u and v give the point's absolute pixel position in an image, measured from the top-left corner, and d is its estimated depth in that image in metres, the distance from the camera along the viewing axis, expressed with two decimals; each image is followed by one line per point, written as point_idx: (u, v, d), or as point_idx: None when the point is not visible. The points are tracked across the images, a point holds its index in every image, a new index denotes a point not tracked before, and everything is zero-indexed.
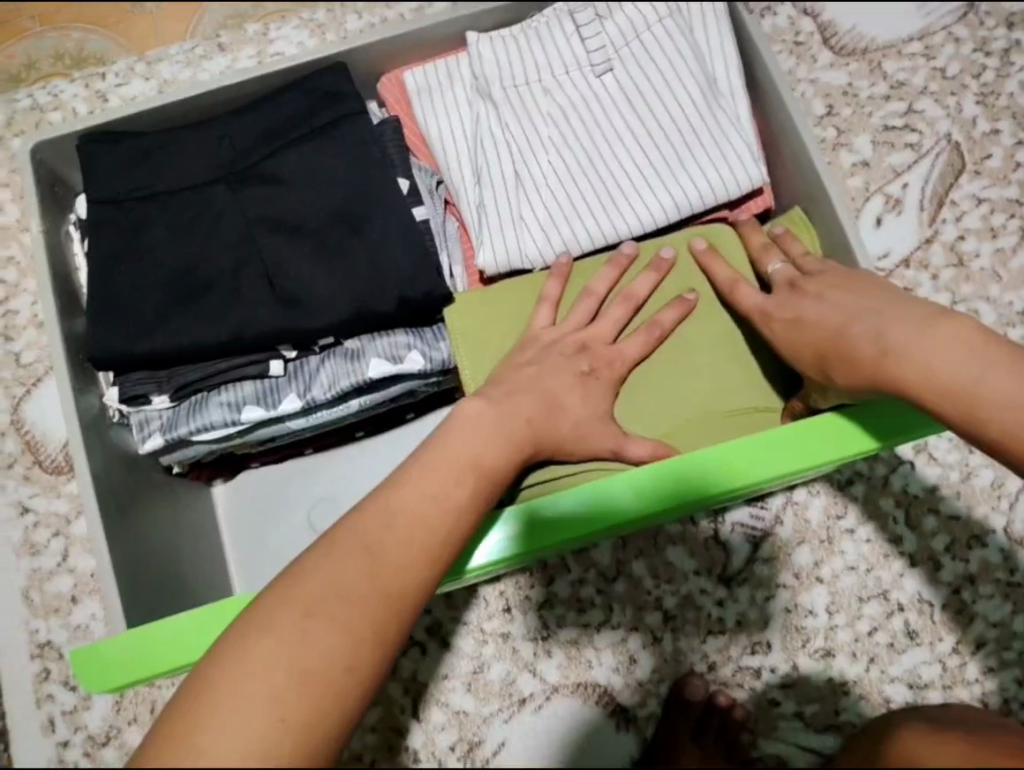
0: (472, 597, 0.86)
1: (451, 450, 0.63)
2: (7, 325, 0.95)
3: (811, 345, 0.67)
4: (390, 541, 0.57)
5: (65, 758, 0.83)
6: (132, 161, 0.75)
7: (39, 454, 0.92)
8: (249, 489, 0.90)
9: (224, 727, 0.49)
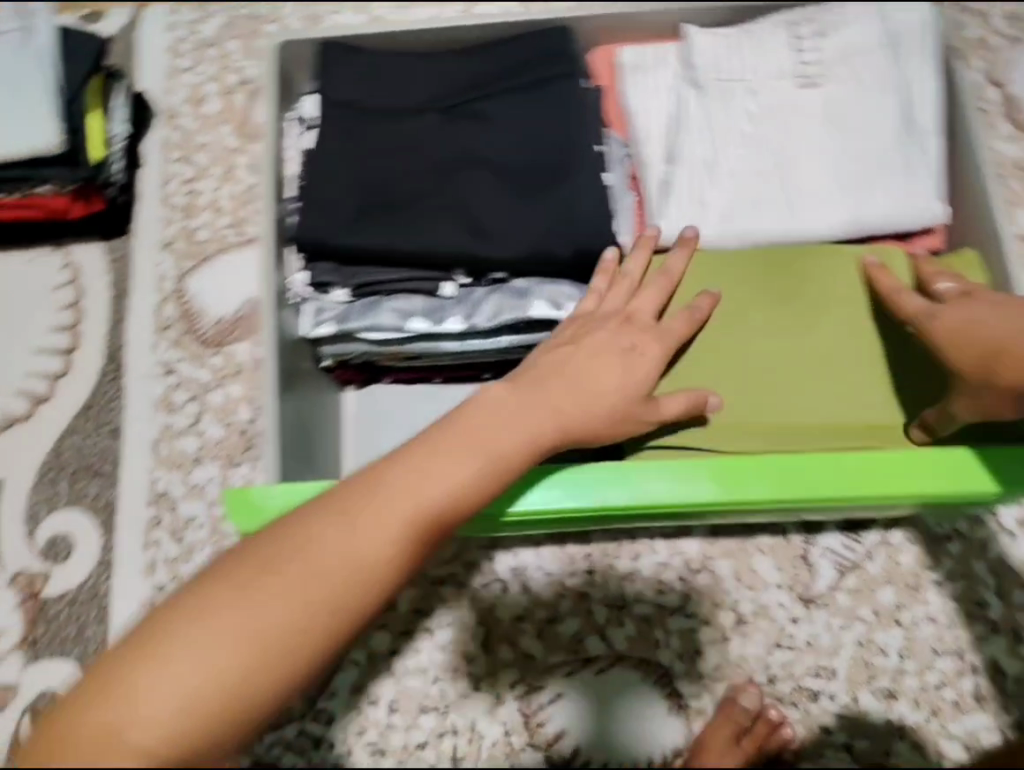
0: (558, 551, 0.90)
1: (472, 441, 0.57)
2: (189, 204, 1.01)
3: (972, 352, 0.64)
4: (369, 522, 0.51)
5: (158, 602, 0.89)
6: (366, 74, 0.79)
7: (192, 325, 0.97)
8: (374, 401, 0.93)
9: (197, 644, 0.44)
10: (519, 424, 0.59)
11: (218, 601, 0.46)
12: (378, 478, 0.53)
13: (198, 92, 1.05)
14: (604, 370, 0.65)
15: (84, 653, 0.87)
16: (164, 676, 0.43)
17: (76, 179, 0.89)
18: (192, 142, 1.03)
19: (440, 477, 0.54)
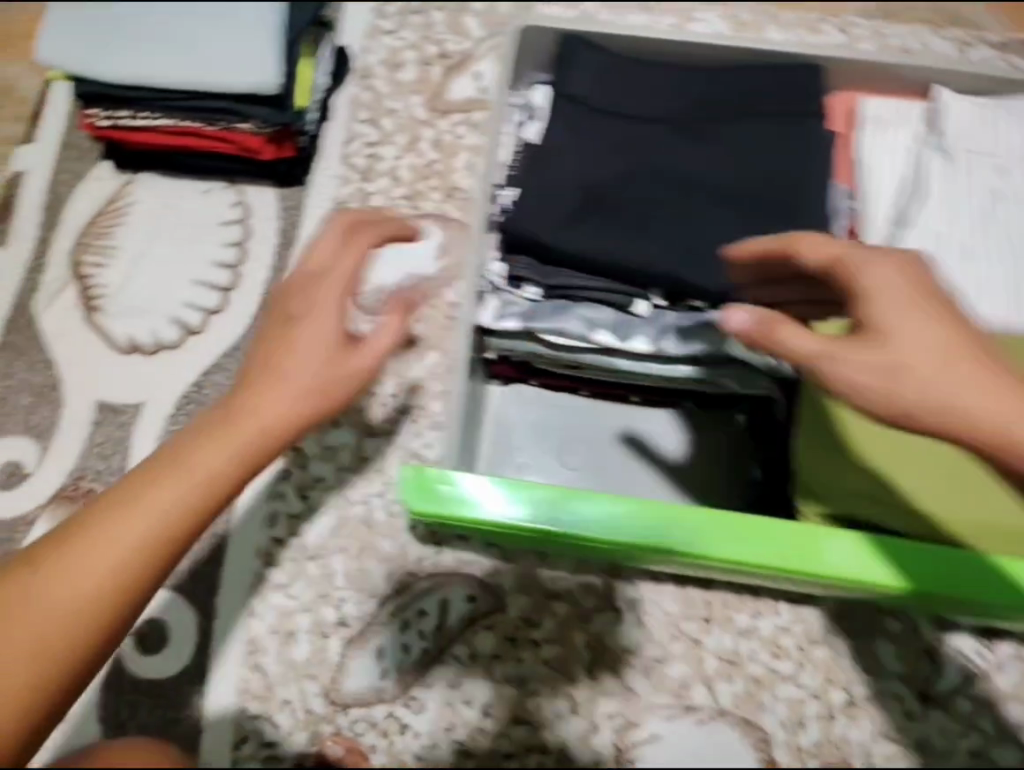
0: (679, 592, 0.88)
1: (165, 479, 0.51)
2: (367, 167, 1.00)
3: (862, 356, 0.56)
4: (58, 586, 0.49)
5: (273, 555, 0.89)
6: (607, 79, 0.77)
7: None
8: (524, 402, 0.93)
9: None
10: (200, 466, 0.52)
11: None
12: (59, 544, 0.50)
13: (395, 57, 1.04)
14: (293, 367, 0.55)
15: (191, 590, 0.87)
16: None
17: (275, 123, 0.88)
18: (383, 105, 1.02)
19: (129, 526, 0.50)
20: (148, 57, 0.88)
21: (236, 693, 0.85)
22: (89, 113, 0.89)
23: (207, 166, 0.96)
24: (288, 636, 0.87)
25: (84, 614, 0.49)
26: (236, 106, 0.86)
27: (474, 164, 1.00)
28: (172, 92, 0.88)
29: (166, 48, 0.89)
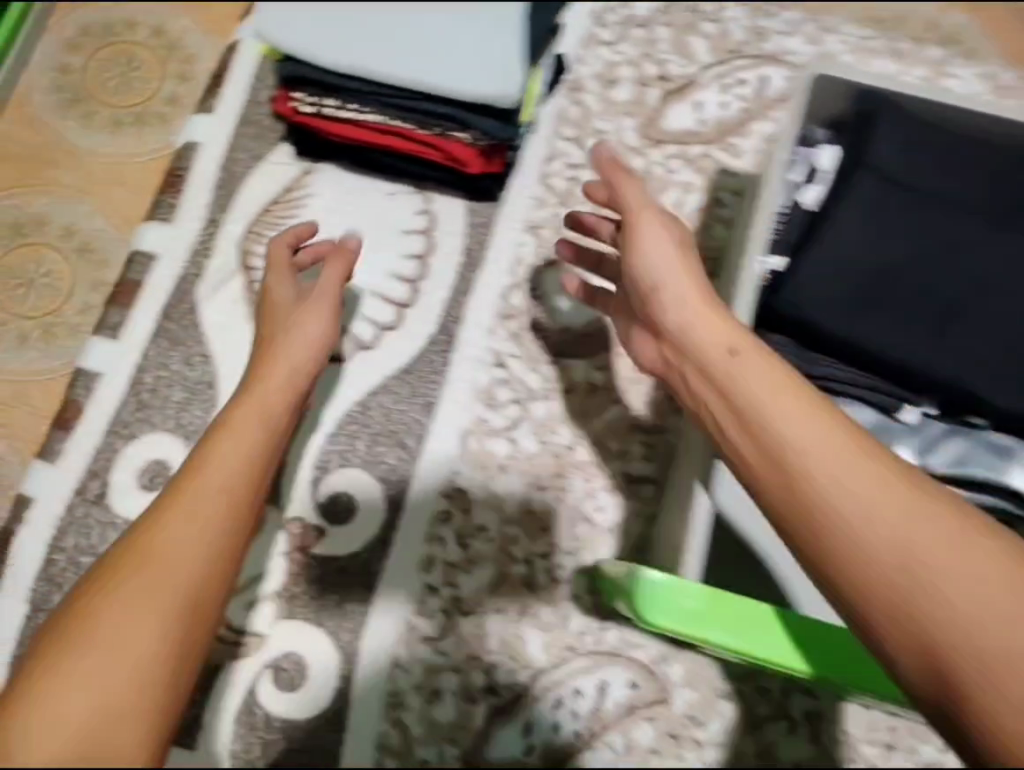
0: (862, 713, 0.80)
1: (239, 421, 0.54)
2: (567, 191, 0.92)
3: (670, 270, 0.57)
4: (175, 549, 0.45)
5: (426, 603, 0.82)
6: (914, 146, 0.66)
7: (535, 324, 0.89)
8: None
9: (78, 679, 0.40)
10: (276, 392, 0.57)
11: (57, 684, 0.40)
12: (163, 509, 0.47)
13: (610, 71, 0.94)
14: (320, 305, 0.65)
15: (336, 627, 0.81)
16: (70, 702, 0.39)
17: (497, 137, 0.79)
18: (591, 124, 0.93)
19: (208, 487, 0.48)
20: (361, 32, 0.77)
21: (373, 751, 0.79)
22: (291, 95, 0.82)
23: (397, 167, 0.86)
24: (433, 695, 0.80)
25: (215, 542, 0.47)
26: (462, 115, 0.77)
27: (683, 202, 0.92)
28: (384, 84, 0.77)
29: (381, 20, 0.77)
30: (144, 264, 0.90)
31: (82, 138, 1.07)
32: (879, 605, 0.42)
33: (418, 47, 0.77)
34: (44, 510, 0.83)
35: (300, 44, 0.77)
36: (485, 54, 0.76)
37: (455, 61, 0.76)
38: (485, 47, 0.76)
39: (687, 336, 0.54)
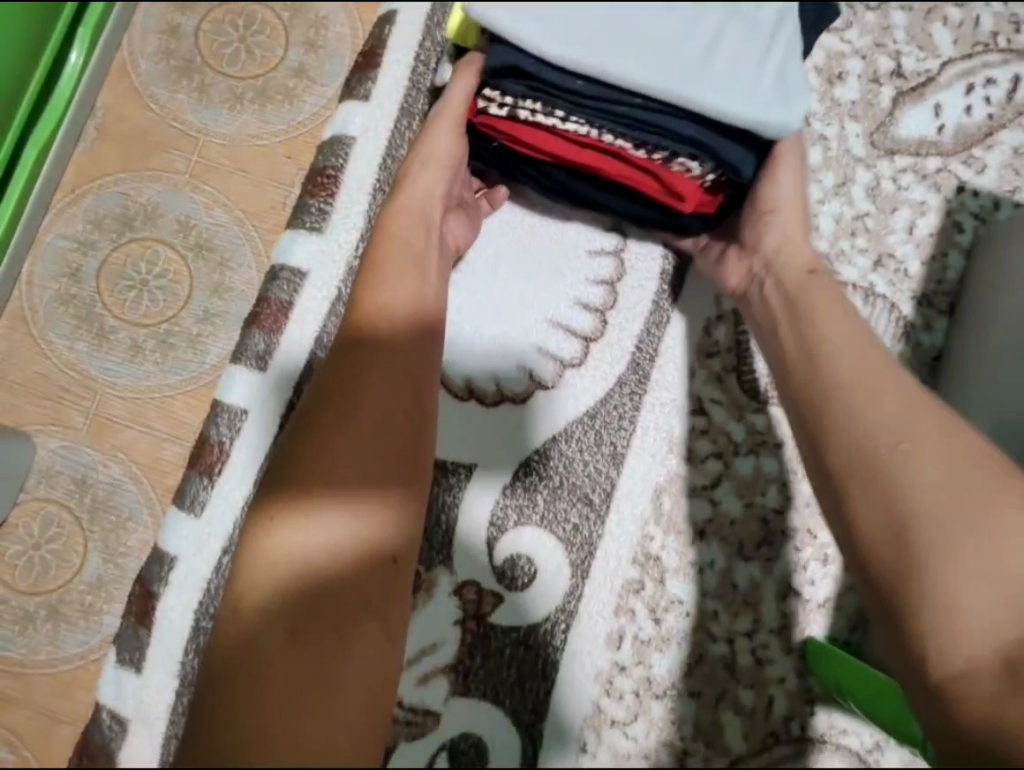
0: None
1: (394, 329, 0.61)
2: None
3: (772, 230, 0.71)
4: (366, 406, 0.57)
5: (614, 684, 0.74)
6: None
7: (742, 366, 0.78)
8: None
9: (283, 556, 0.51)
10: (412, 295, 0.64)
11: (279, 551, 0.52)
12: (338, 416, 0.56)
13: (835, 65, 0.80)
14: (440, 136, 0.69)
15: (516, 707, 0.74)
16: (271, 568, 0.51)
17: (733, 171, 0.67)
18: (811, 128, 0.79)
19: (385, 343, 0.60)
20: (608, 21, 0.63)
21: None
22: (488, 93, 0.68)
23: (579, 190, 0.72)
24: None
25: (388, 446, 0.56)
26: (707, 142, 0.65)
27: (915, 225, 0.79)
28: (620, 92, 0.64)
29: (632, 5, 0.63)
30: (291, 281, 0.80)
31: (201, 118, 0.94)
32: (858, 490, 0.57)
33: (676, 49, 0.63)
34: (190, 566, 0.75)
35: (535, 35, 0.62)
36: (761, 66, 0.63)
37: (727, 72, 0.63)
38: (760, 55, 0.63)
39: (777, 256, 0.71)
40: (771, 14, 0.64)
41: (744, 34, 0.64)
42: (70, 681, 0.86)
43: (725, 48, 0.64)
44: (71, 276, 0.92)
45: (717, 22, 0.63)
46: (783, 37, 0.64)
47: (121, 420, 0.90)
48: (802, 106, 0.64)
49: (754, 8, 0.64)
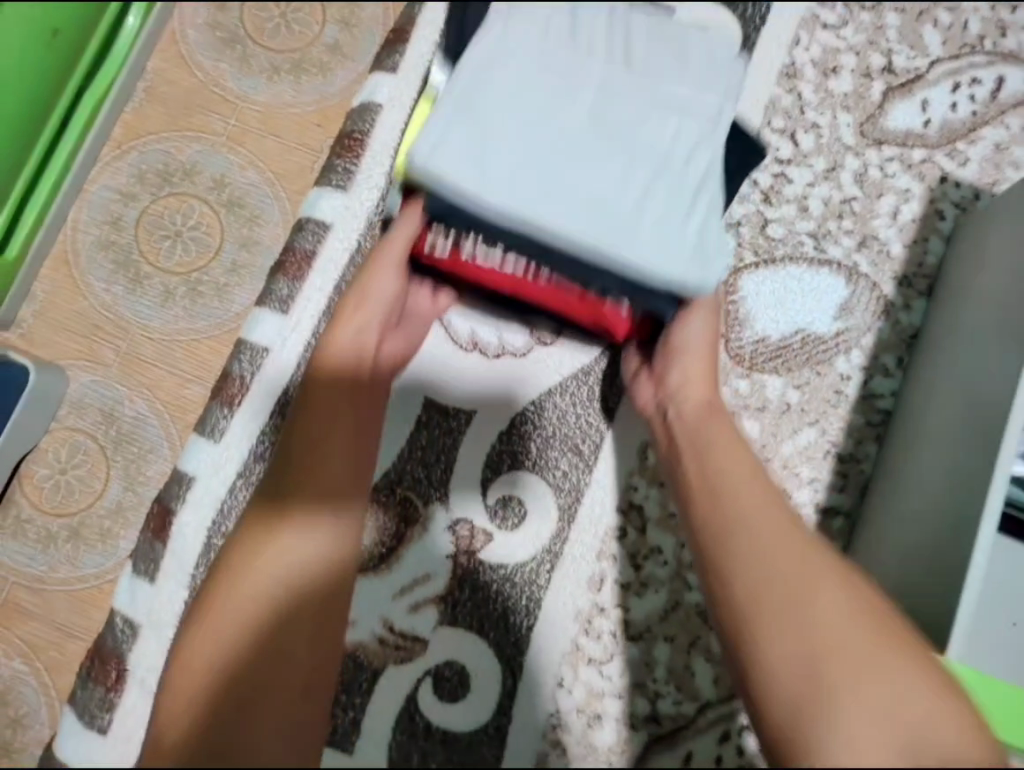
0: None
1: (323, 462, 0.71)
2: (772, 187, 0.85)
3: (680, 368, 0.74)
4: (286, 538, 0.68)
5: (593, 623, 0.79)
6: None
7: (731, 333, 0.82)
8: (996, 575, 0.68)
9: (205, 669, 0.64)
10: (345, 428, 0.73)
11: (202, 665, 0.64)
12: (265, 544, 0.68)
13: (831, 59, 0.86)
14: (381, 276, 0.77)
15: (499, 638, 0.78)
16: (196, 681, 0.64)
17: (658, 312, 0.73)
18: (805, 116, 0.86)
19: (313, 475, 0.70)
20: (549, 179, 0.70)
21: (534, 756, 0.76)
22: (431, 233, 0.75)
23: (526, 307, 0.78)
24: (594, 718, 0.77)
25: (304, 571, 0.67)
26: (634, 290, 0.71)
27: (900, 210, 0.84)
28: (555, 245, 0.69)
29: (572, 166, 0.70)
30: (316, 232, 0.87)
31: (240, 85, 1.02)
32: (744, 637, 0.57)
33: (609, 207, 0.69)
34: (207, 488, 0.81)
35: (480, 188, 0.69)
36: (683, 224, 0.70)
37: (655, 227, 0.69)
38: (685, 215, 0.70)
39: (678, 393, 0.73)
40: (689, 187, 0.71)
41: (672, 193, 0.71)
42: (86, 598, 0.92)
43: (652, 211, 0.70)
44: (111, 224, 0.99)
45: (644, 187, 0.70)
46: (701, 202, 0.71)
47: (149, 360, 0.97)
48: (724, 268, 0.70)
49: (681, 169, 0.71)
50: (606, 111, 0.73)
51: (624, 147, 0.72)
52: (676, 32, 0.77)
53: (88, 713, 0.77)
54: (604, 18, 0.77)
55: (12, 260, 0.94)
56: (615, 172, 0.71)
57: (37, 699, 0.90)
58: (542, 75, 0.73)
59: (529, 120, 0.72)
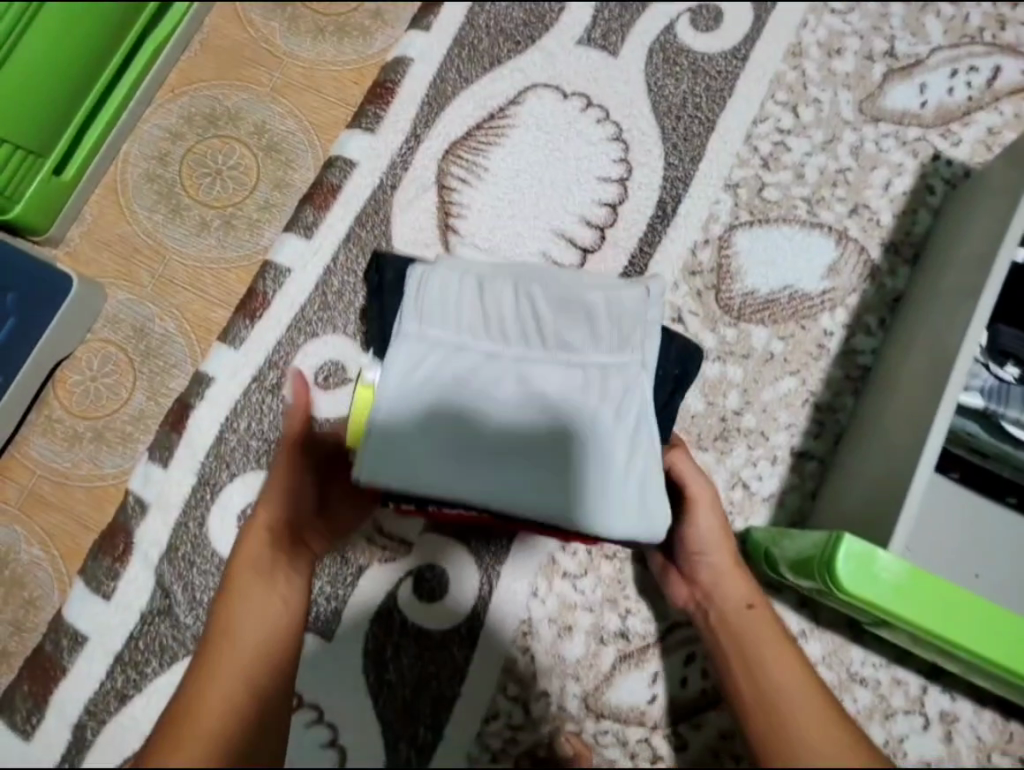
0: (998, 720, 0.75)
1: (265, 591, 0.64)
2: (771, 154, 0.91)
3: (706, 561, 0.67)
4: (234, 663, 0.59)
5: (570, 540, 0.83)
6: None
7: (721, 285, 0.88)
8: (943, 505, 0.73)
9: None
10: (281, 586, 0.65)
11: None
12: (210, 669, 0.58)
13: (836, 41, 0.93)
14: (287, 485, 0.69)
15: (480, 548, 0.84)
16: None
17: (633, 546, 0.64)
18: (806, 92, 0.92)
19: (262, 599, 0.63)
20: (480, 455, 0.61)
21: (503, 657, 0.82)
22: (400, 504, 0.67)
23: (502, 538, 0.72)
24: (564, 630, 0.82)
25: (256, 699, 0.58)
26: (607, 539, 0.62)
27: (891, 183, 0.89)
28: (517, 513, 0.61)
29: (501, 431, 0.62)
30: (344, 169, 0.94)
31: (289, 42, 1.09)
32: None
33: (556, 475, 0.60)
34: (223, 389, 0.91)
35: (408, 477, 0.60)
36: (626, 482, 0.61)
37: (602, 497, 0.60)
38: (618, 472, 0.61)
39: (715, 589, 0.66)
40: (627, 441, 0.61)
41: (609, 444, 0.61)
42: (103, 496, 0.93)
43: (599, 477, 0.60)
44: (160, 158, 1.06)
45: (585, 445, 0.61)
46: (641, 456, 0.61)
47: (179, 283, 1.02)
48: (667, 514, 0.62)
49: (611, 422, 0.61)
50: (531, 369, 0.63)
51: (552, 404, 0.62)
52: (581, 298, 0.64)
53: (97, 581, 0.89)
54: (508, 285, 0.65)
55: (63, 182, 1.00)
56: (552, 434, 0.61)
57: (50, 587, 0.91)
58: (461, 338, 0.64)
59: (455, 387, 0.62)
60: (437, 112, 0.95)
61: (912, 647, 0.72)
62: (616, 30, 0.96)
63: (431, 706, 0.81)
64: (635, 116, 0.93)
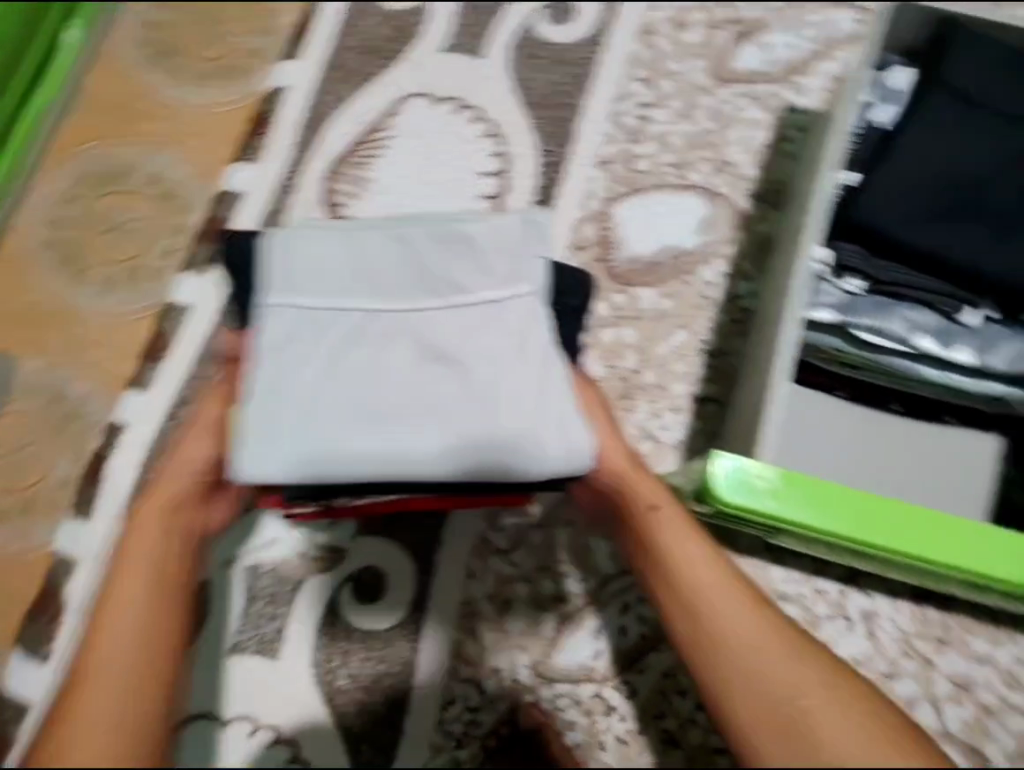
0: (917, 611, 0.79)
1: (137, 577, 0.60)
2: (637, 128, 0.96)
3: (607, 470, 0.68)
4: (104, 663, 0.56)
5: (498, 517, 0.86)
6: (989, 70, 0.72)
7: (607, 255, 0.92)
8: (829, 423, 0.78)
9: None
10: (157, 566, 0.61)
11: None
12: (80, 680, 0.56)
13: (680, 17, 0.99)
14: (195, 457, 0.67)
15: (413, 539, 0.86)
16: None
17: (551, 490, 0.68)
18: (660, 66, 0.98)
19: (135, 586, 0.59)
20: (383, 413, 0.63)
21: (449, 639, 0.84)
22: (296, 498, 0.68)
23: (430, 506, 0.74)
24: (503, 603, 0.84)
25: (135, 691, 0.55)
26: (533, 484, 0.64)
27: (749, 138, 0.94)
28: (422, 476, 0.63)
29: (398, 389, 0.63)
30: (235, 201, 0.98)
31: (173, 91, 1.12)
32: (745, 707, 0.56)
33: (462, 414, 0.63)
34: (136, 434, 0.96)
35: (316, 449, 0.62)
36: (540, 417, 0.63)
37: (515, 434, 0.63)
38: (530, 402, 0.63)
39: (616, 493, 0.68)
40: (528, 378, 0.64)
41: (514, 382, 0.63)
42: (33, 566, 0.91)
43: (510, 414, 0.63)
44: (58, 221, 1.07)
45: (486, 385, 0.63)
46: (547, 388, 0.64)
47: (94, 340, 1.01)
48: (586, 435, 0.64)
49: (513, 363, 0.64)
50: (424, 323, 0.65)
51: (450, 353, 0.64)
52: (459, 233, 0.66)
53: (36, 644, 0.88)
54: (387, 242, 0.67)
55: None
56: (453, 384, 0.64)
57: None
58: (347, 306, 0.66)
59: (350, 354, 0.64)
60: (319, 134, 0.99)
61: (834, 557, 0.75)
62: (477, 35, 1.01)
63: (386, 699, 0.83)
64: (504, 111, 0.98)
